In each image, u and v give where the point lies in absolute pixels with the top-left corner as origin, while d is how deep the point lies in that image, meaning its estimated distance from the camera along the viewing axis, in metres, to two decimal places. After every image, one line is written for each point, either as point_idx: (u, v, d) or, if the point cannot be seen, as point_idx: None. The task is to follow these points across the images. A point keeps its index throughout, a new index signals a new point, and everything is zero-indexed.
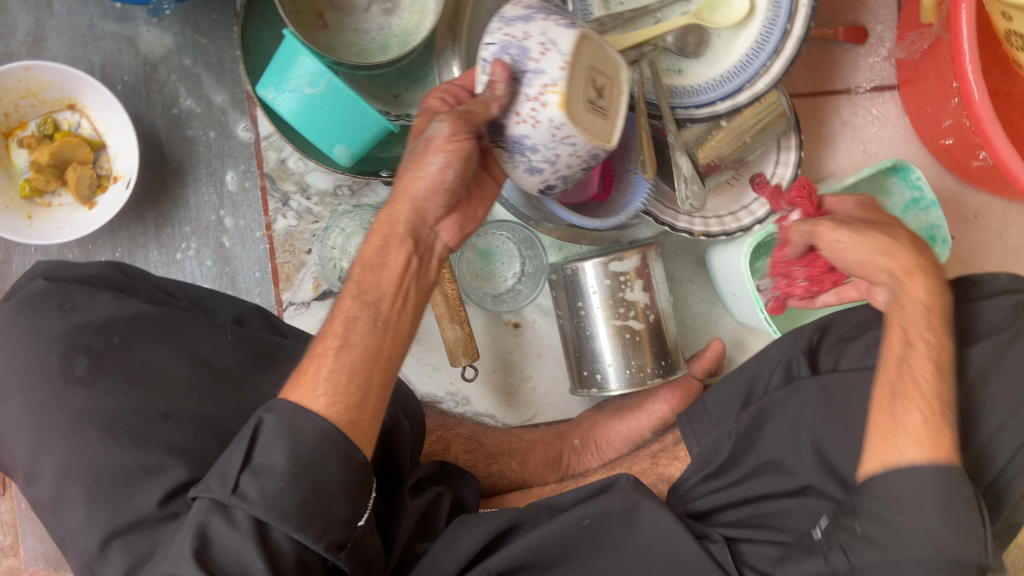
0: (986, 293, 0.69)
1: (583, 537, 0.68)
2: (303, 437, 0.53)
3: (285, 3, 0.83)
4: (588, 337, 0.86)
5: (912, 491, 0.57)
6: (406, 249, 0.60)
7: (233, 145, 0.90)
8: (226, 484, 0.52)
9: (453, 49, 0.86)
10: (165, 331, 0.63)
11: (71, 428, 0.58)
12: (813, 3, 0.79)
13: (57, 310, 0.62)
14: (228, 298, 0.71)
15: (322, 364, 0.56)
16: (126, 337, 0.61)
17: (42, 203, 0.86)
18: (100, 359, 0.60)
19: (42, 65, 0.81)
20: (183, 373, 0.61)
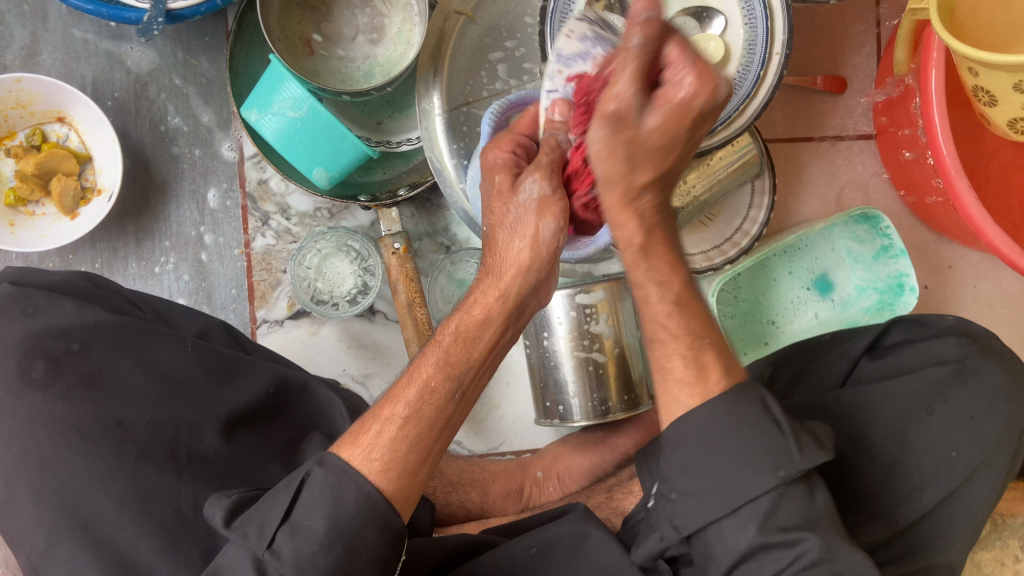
0: (932, 332, 0.73)
1: (530, 566, 0.69)
2: (346, 503, 0.53)
3: (273, 29, 0.85)
4: (554, 368, 0.88)
5: (713, 432, 0.56)
6: (504, 321, 0.59)
7: (217, 164, 0.92)
8: (263, 537, 0.53)
9: (433, 80, 0.87)
10: (124, 340, 0.64)
11: (27, 430, 0.60)
12: (785, 51, 0.82)
13: (21, 314, 0.63)
14: (194, 312, 0.73)
15: (385, 432, 0.56)
16: (86, 344, 0.63)
17: (26, 212, 0.88)
18: (58, 363, 0.61)
19: (32, 78, 0.83)
20: (138, 384, 0.63)
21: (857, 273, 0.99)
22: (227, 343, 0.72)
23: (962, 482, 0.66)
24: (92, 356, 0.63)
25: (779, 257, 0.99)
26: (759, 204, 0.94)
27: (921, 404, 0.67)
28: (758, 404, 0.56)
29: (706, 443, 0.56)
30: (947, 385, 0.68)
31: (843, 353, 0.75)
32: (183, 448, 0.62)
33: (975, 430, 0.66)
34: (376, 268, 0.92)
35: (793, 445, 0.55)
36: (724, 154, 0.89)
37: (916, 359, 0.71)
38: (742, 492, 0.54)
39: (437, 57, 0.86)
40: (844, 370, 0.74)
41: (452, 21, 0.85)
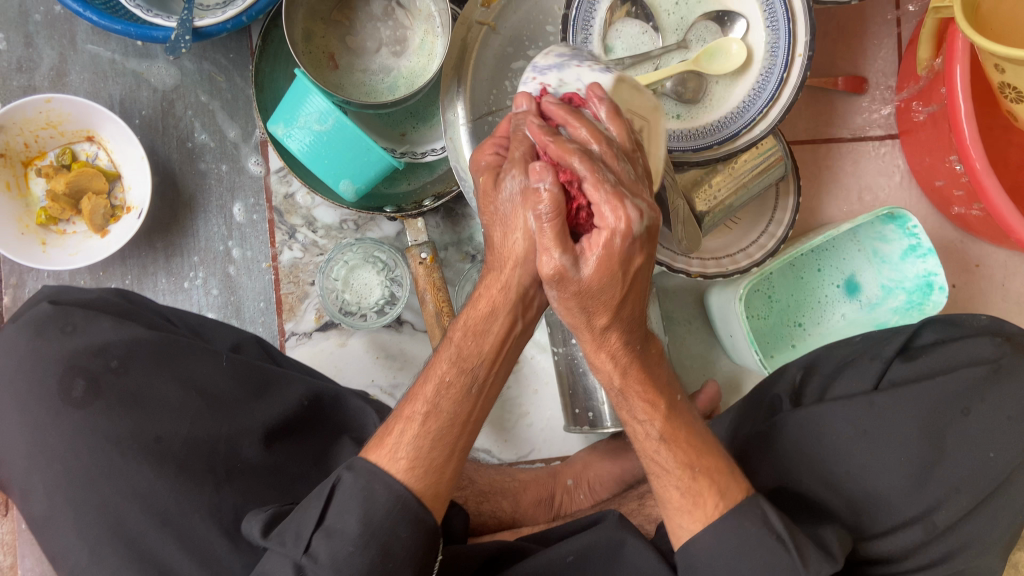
0: (967, 331, 0.72)
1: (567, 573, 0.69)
2: (377, 500, 0.54)
3: (298, 44, 0.86)
4: (583, 374, 0.88)
5: None
6: (513, 313, 0.58)
7: (244, 179, 0.93)
8: (298, 541, 0.54)
9: (458, 90, 0.87)
10: (162, 356, 0.65)
11: (66, 448, 0.60)
12: (810, 53, 0.81)
13: (59, 333, 0.64)
14: (226, 326, 0.74)
15: (408, 429, 0.57)
16: (124, 361, 0.63)
17: (57, 230, 0.89)
18: (98, 384, 0.62)
19: (62, 98, 0.84)
20: (176, 400, 0.63)
21: (885, 273, 0.98)
22: (261, 356, 0.73)
23: (999, 483, 0.66)
24: (130, 374, 0.63)
25: (807, 257, 0.99)
26: (784, 207, 0.94)
27: (958, 404, 0.67)
28: (759, 521, 0.58)
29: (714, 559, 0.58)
30: (984, 385, 0.67)
31: (875, 355, 0.73)
32: (223, 462, 0.62)
33: (1014, 431, 0.66)
34: (403, 278, 0.92)
35: (798, 561, 0.57)
36: (749, 158, 0.89)
37: (952, 361, 0.70)
38: None
39: (461, 68, 0.86)
40: (877, 372, 0.71)
41: (475, 31, 0.86)
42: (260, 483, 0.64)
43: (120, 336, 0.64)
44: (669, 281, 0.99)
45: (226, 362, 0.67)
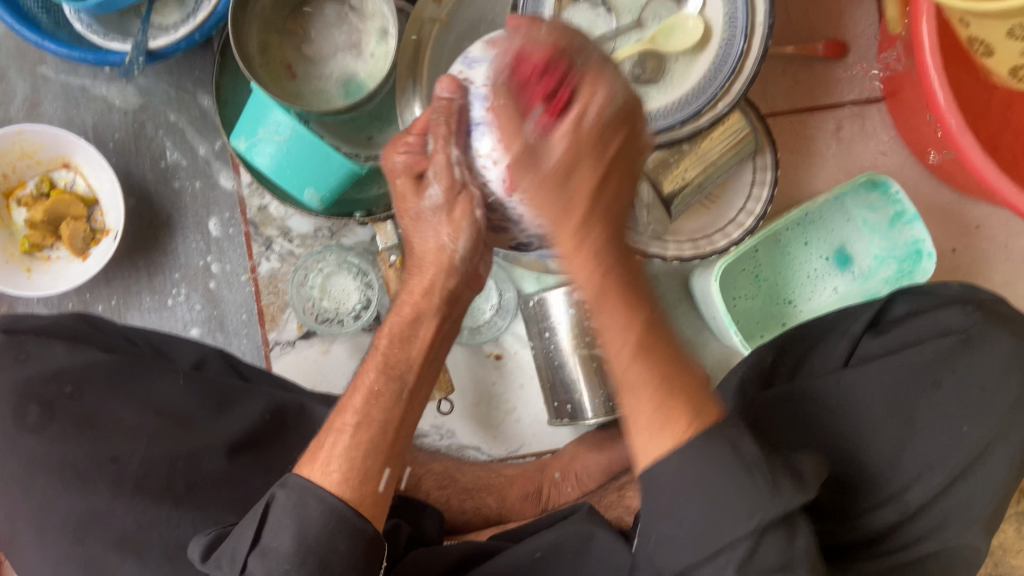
0: (939, 301, 0.69)
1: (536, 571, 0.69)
2: (310, 517, 0.54)
3: (254, 56, 0.87)
4: (558, 367, 0.87)
5: (684, 480, 0.49)
6: (438, 318, 0.63)
7: (217, 194, 0.94)
8: (236, 563, 0.54)
9: (415, 90, 0.87)
10: (116, 377, 0.67)
11: (26, 471, 0.62)
12: (770, 23, 0.79)
13: (13, 360, 0.66)
14: (190, 342, 0.76)
15: (340, 439, 0.58)
16: (78, 386, 0.65)
17: (42, 257, 0.91)
18: (50, 407, 0.64)
19: (32, 129, 0.87)
20: (132, 420, 0.65)
21: (875, 243, 0.95)
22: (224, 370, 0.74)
23: (979, 455, 0.63)
24: (86, 395, 0.65)
25: (792, 231, 0.96)
26: (762, 181, 0.91)
27: (926, 377, 0.64)
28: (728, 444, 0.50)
29: (676, 482, 0.49)
30: (954, 355, 0.64)
31: (844, 333, 0.72)
32: (181, 475, 0.63)
33: (985, 401, 0.63)
34: (377, 283, 0.93)
35: (769, 483, 0.49)
36: (717, 135, 0.86)
37: (918, 332, 0.68)
38: (720, 535, 0.49)
39: (415, 67, 0.86)
40: (845, 350, 0.70)
41: (428, 29, 0.85)
42: (219, 496, 0.64)
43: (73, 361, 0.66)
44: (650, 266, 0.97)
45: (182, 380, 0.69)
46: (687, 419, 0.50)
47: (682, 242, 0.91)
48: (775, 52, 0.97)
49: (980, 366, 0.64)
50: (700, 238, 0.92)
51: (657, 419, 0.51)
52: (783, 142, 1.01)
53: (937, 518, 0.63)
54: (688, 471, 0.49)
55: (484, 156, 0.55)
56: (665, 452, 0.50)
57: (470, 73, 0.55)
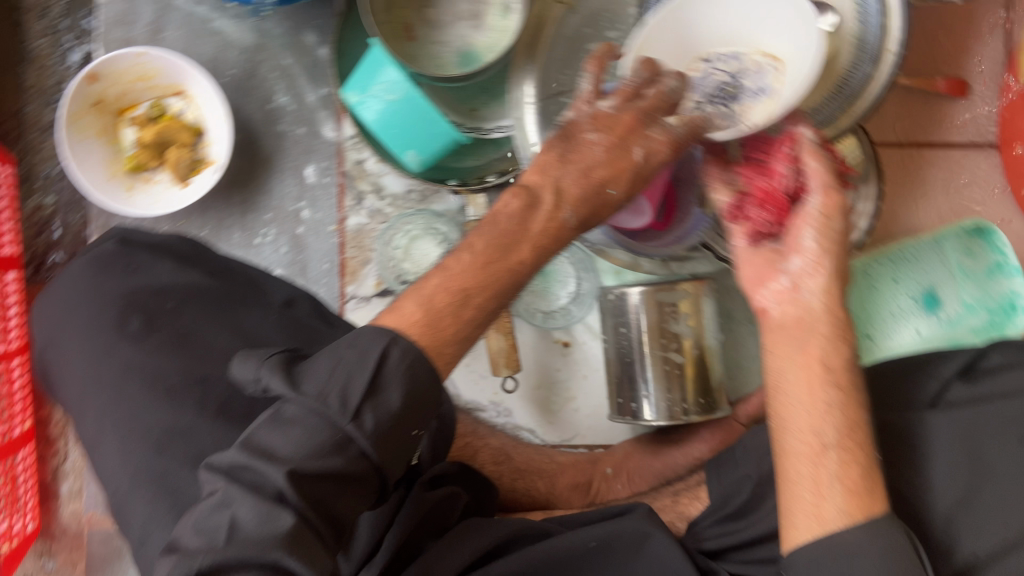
0: None
1: (588, 560, 0.69)
2: (419, 379, 0.52)
3: (378, 14, 0.87)
4: (630, 364, 0.86)
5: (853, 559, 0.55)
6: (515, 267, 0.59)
7: (319, 142, 0.96)
8: (344, 408, 0.50)
9: (528, 69, 0.86)
10: (217, 305, 0.69)
11: (118, 379, 0.64)
12: (900, 53, 0.77)
13: (122, 271, 0.69)
14: (280, 282, 0.76)
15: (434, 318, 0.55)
16: (179, 304, 0.67)
17: (144, 178, 0.94)
18: (152, 320, 0.66)
19: (155, 53, 0.89)
20: (223, 346, 0.66)
21: (967, 288, 0.93)
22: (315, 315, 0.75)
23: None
24: (185, 317, 0.67)
25: (880, 264, 0.95)
26: (863, 211, 0.88)
27: (1017, 431, 0.63)
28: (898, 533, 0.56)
29: (845, 551, 0.55)
30: None
31: (933, 374, 0.68)
32: (262, 408, 0.63)
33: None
34: (460, 252, 0.94)
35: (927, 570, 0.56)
36: (827, 157, 0.84)
37: (1014, 384, 0.66)
38: None
39: (533, 46, 0.87)
40: (934, 390, 0.67)
41: (551, 10, 0.86)
42: None
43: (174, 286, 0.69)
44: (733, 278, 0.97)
45: (274, 318, 0.70)
46: (877, 503, 0.57)
47: None
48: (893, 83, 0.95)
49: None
50: None
51: (854, 488, 0.57)
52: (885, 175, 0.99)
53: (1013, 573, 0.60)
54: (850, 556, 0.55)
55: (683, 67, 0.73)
56: (849, 522, 0.56)
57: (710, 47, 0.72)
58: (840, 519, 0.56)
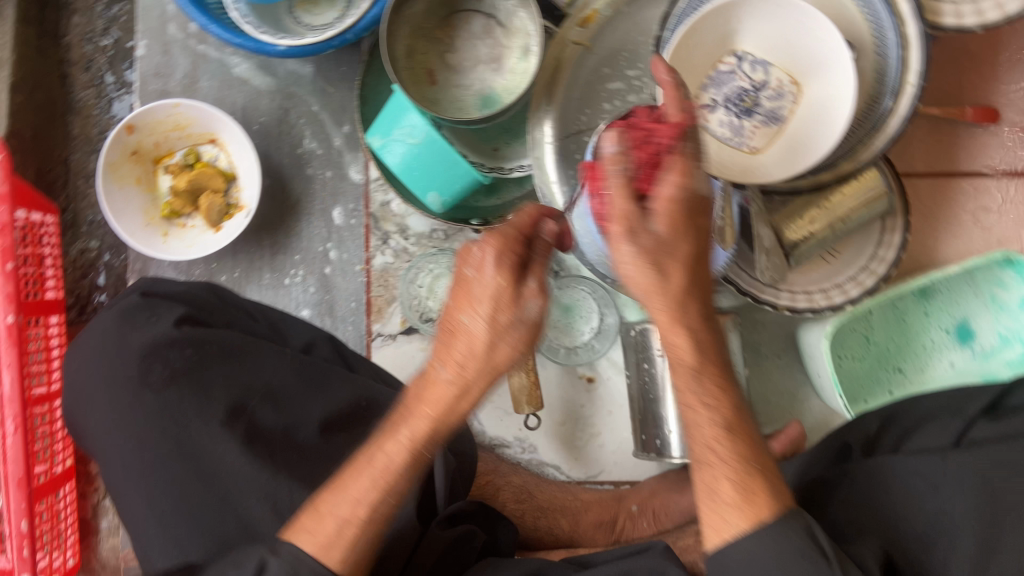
0: None
1: None
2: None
3: (400, 61, 0.90)
4: (653, 401, 0.86)
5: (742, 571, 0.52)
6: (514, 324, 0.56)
7: (346, 185, 0.99)
8: None
9: (547, 109, 0.88)
10: (230, 349, 0.71)
11: (144, 422, 0.67)
12: (920, 83, 0.75)
13: (144, 321, 0.71)
14: (305, 324, 0.81)
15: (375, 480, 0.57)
16: (199, 351, 0.70)
17: (179, 223, 0.97)
18: (172, 369, 0.68)
19: (189, 104, 0.93)
20: (243, 387, 0.69)
21: (1002, 321, 0.91)
22: (337, 360, 0.78)
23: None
24: (209, 344, 0.70)
25: (911, 301, 0.93)
26: (889, 242, 0.88)
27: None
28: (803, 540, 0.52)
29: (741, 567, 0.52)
30: None
31: (957, 413, 0.69)
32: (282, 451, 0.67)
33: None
34: None
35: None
36: (847, 190, 0.84)
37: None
38: None
39: (551, 86, 0.88)
40: (958, 430, 0.67)
41: (569, 50, 0.87)
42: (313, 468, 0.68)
43: (184, 322, 0.72)
44: (758, 312, 0.97)
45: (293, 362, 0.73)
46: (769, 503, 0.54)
47: (796, 293, 0.89)
48: (918, 112, 0.94)
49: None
50: (816, 292, 0.89)
51: (738, 501, 0.54)
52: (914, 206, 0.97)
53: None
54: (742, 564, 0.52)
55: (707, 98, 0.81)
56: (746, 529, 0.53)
57: (727, 74, 0.81)
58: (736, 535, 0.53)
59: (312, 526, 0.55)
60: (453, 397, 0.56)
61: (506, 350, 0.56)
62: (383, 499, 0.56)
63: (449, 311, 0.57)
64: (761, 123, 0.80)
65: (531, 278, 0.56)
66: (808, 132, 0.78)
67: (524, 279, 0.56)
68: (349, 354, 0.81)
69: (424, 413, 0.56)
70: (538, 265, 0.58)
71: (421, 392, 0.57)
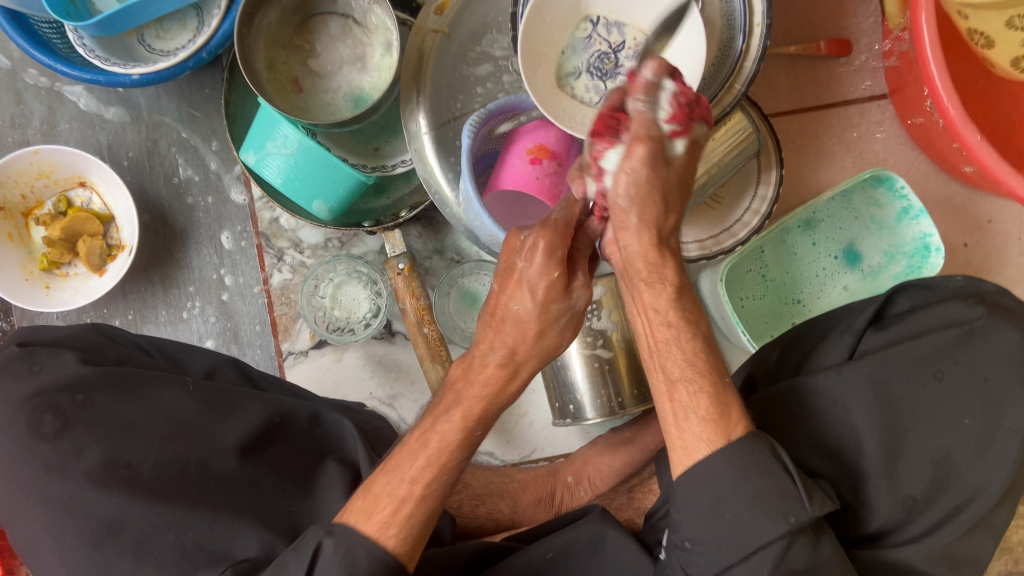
0: (942, 294, 0.71)
1: (548, 569, 0.71)
2: (360, 564, 0.56)
3: (261, 73, 0.89)
4: (564, 369, 0.87)
5: (710, 485, 0.57)
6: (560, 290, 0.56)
7: (230, 208, 0.96)
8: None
9: (417, 99, 0.88)
10: (125, 386, 0.69)
11: (42, 477, 0.64)
12: (767, 21, 0.78)
13: (27, 372, 0.68)
14: (204, 352, 0.79)
15: (400, 507, 0.58)
16: (90, 394, 0.67)
17: (61, 274, 0.94)
18: (63, 416, 0.66)
19: (50, 148, 0.89)
20: (144, 422, 0.67)
21: (884, 239, 0.94)
22: (239, 380, 0.77)
23: (983, 440, 0.63)
24: (101, 386, 0.68)
25: (798, 232, 0.97)
26: (768, 181, 0.91)
27: (929, 367, 0.65)
28: (770, 453, 0.57)
29: (715, 484, 0.57)
30: (957, 347, 0.65)
31: (846, 329, 0.72)
32: (193, 480, 0.66)
33: (990, 393, 0.64)
34: (386, 291, 0.95)
35: (803, 494, 0.57)
36: (719, 138, 0.86)
37: (922, 325, 0.68)
38: (754, 540, 0.55)
39: (418, 76, 0.87)
40: (849, 345, 0.70)
41: (429, 40, 0.86)
42: (229, 494, 0.66)
43: (68, 368, 0.69)
44: None
45: (192, 390, 0.71)
46: (737, 425, 0.58)
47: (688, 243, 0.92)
48: (778, 52, 0.97)
49: (974, 351, 0.65)
50: (706, 239, 0.93)
51: (712, 417, 0.58)
52: (789, 143, 1.01)
53: (961, 495, 0.62)
54: (710, 475, 0.57)
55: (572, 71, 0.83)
56: (710, 450, 0.57)
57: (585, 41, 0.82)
58: (704, 450, 0.57)
59: (368, 508, 0.59)
60: (505, 377, 0.58)
61: (553, 337, 0.58)
62: (438, 476, 0.59)
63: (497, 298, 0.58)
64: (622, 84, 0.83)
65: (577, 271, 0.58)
66: None
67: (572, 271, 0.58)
68: (252, 371, 0.80)
69: (475, 395, 0.58)
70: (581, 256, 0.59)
71: (470, 372, 0.59)
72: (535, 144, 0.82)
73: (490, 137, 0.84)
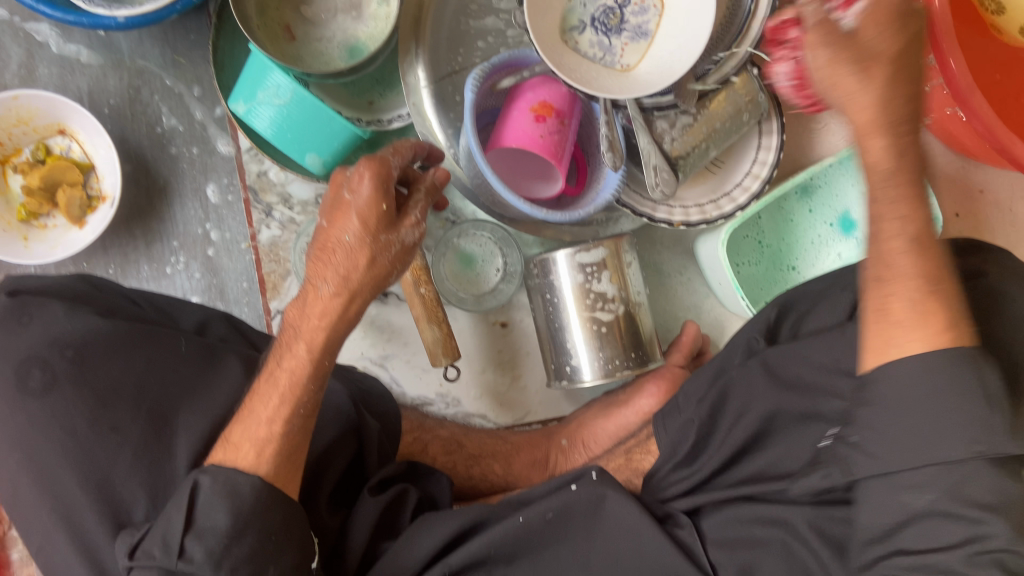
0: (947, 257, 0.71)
1: (549, 528, 0.72)
2: (241, 492, 0.58)
3: (251, 17, 0.84)
4: (560, 329, 0.86)
5: (915, 392, 0.52)
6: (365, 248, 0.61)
7: (217, 160, 0.93)
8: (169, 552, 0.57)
9: (417, 52, 0.85)
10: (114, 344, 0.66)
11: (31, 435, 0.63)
12: None
13: (16, 325, 0.66)
14: (195, 304, 0.77)
15: (276, 424, 0.61)
16: (79, 351, 0.65)
17: (38, 225, 0.90)
18: (52, 374, 0.64)
19: (30, 93, 0.85)
20: (136, 381, 0.65)
21: None
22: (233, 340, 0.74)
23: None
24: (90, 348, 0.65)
25: (797, 199, 0.97)
26: (769, 145, 0.89)
27: None
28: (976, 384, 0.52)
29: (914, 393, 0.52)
30: None
31: (846, 287, 0.72)
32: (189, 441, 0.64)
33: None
34: None
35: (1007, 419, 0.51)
36: (722, 99, 0.83)
37: None
38: (932, 453, 0.52)
39: (418, 28, 0.85)
40: (847, 305, 0.71)
41: None
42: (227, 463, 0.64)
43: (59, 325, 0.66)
44: (657, 230, 0.98)
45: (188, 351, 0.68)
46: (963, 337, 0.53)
47: (687, 206, 0.90)
48: None
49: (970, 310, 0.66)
50: (706, 204, 0.91)
51: (918, 317, 0.54)
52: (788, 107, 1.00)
53: None
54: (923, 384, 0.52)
55: (577, 25, 0.80)
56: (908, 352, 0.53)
57: None
58: (903, 348, 0.54)
59: (231, 455, 0.61)
60: (341, 304, 0.61)
61: (384, 265, 0.62)
62: (295, 413, 0.61)
63: (326, 230, 0.62)
64: (624, 40, 0.81)
65: (414, 209, 0.64)
66: (674, 43, 0.78)
67: (406, 209, 0.63)
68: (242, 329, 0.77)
69: (315, 323, 0.62)
70: (418, 201, 0.64)
71: (306, 306, 0.62)
72: (538, 101, 0.80)
73: (492, 92, 0.82)
